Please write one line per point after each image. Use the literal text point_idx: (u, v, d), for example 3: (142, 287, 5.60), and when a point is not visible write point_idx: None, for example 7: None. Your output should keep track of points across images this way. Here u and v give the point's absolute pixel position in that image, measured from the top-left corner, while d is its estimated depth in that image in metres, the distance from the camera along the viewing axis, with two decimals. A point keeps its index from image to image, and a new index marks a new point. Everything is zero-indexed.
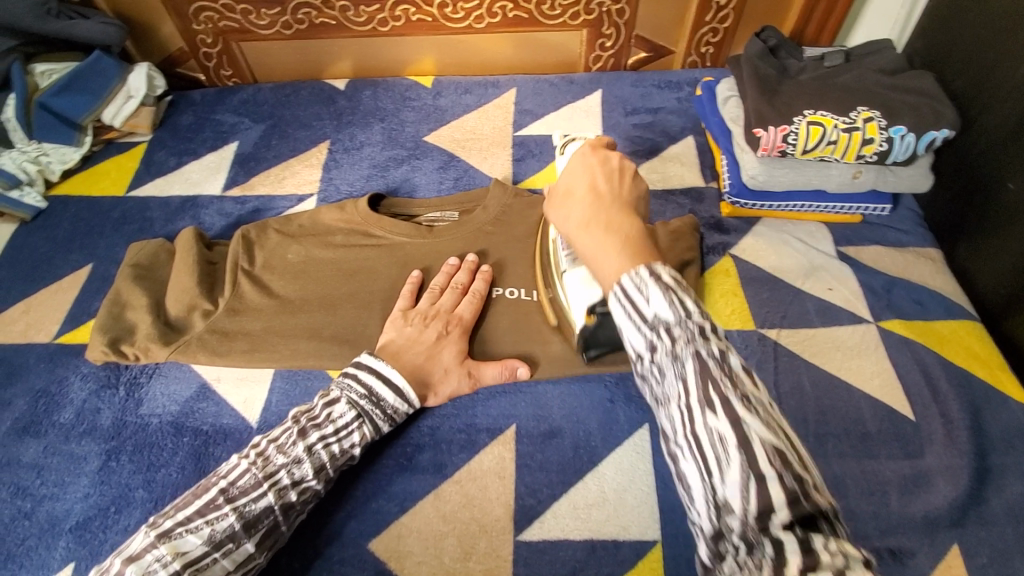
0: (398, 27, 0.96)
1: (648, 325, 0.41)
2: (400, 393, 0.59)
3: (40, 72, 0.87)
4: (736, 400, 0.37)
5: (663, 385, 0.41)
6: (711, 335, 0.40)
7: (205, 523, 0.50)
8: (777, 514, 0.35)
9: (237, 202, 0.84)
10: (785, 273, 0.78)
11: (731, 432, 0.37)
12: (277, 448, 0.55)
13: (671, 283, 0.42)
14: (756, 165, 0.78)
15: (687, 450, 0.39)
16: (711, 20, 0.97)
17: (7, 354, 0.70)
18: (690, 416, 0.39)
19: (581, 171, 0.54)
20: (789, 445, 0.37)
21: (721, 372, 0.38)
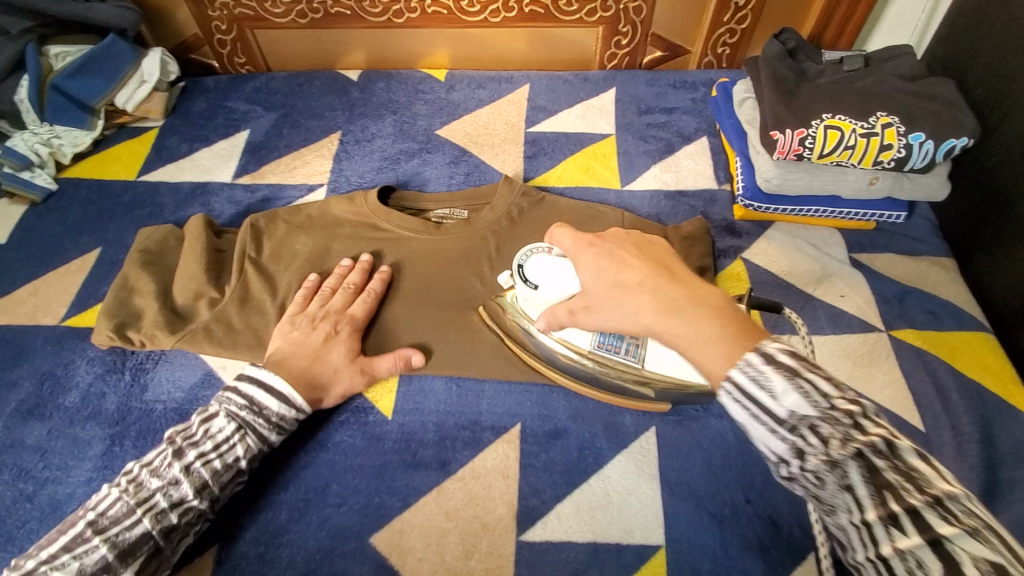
0: (413, 19, 0.95)
1: (784, 426, 0.42)
2: (286, 399, 0.59)
3: (54, 54, 0.87)
4: (925, 509, 0.36)
5: (825, 492, 0.41)
6: (863, 424, 0.39)
7: (73, 558, 0.49)
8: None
9: (247, 190, 0.83)
10: (796, 279, 0.77)
11: (927, 550, 0.35)
12: (151, 471, 0.54)
13: (793, 371, 0.42)
14: (771, 168, 0.77)
15: (878, 573, 0.37)
16: (729, 20, 0.96)
17: (15, 335, 0.70)
18: (873, 536, 0.38)
19: (605, 264, 0.52)
20: (1003, 555, 0.33)
21: (898, 477, 0.37)
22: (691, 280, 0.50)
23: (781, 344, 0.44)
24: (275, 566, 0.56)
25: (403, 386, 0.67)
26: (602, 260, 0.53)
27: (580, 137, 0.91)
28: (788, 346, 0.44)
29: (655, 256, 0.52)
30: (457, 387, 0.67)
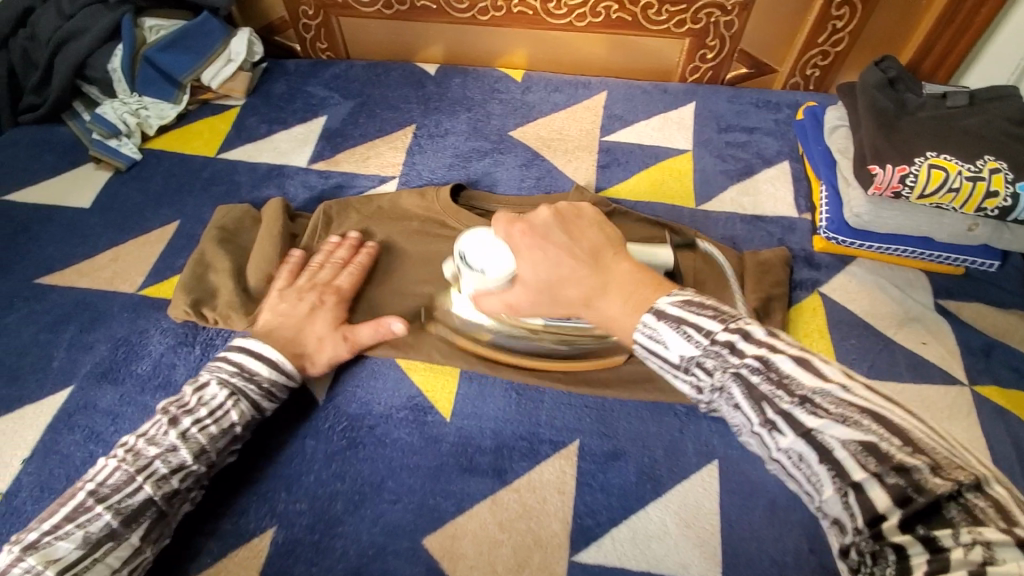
0: (498, 17, 0.94)
1: (680, 368, 0.46)
2: (276, 366, 0.60)
3: (149, 26, 0.89)
4: (796, 410, 0.39)
5: (731, 417, 0.44)
6: (741, 350, 0.43)
7: (75, 527, 0.51)
8: (888, 519, 0.35)
9: (321, 176, 0.84)
10: (877, 320, 0.73)
11: (807, 448, 0.39)
12: (148, 440, 0.55)
13: (680, 317, 0.46)
14: (863, 203, 0.73)
15: (785, 477, 0.41)
16: (823, 43, 0.92)
17: (94, 299, 0.72)
18: (765, 442, 0.41)
19: (535, 253, 0.56)
20: (875, 434, 0.37)
21: (769, 387, 0.41)
22: (608, 257, 0.54)
23: (676, 297, 0.47)
24: (327, 557, 0.56)
25: (462, 388, 0.67)
26: (532, 250, 0.56)
27: (656, 150, 0.89)
28: (686, 293, 0.48)
29: (583, 237, 0.56)
30: (517, 395, 0.66)
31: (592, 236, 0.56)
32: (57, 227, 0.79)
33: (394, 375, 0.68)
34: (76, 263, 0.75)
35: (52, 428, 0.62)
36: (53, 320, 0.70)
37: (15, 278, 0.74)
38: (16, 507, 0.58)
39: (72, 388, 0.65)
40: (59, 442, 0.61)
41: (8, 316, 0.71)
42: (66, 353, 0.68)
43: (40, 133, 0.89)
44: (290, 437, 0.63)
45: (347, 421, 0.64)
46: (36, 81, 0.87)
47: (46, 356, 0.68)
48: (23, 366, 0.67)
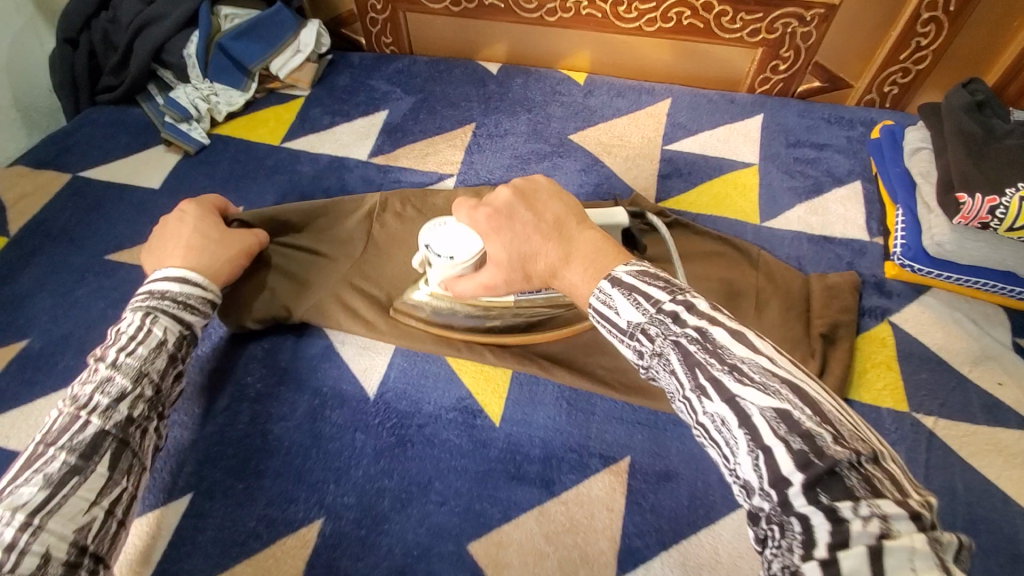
0: (565, 19, 0.93)
1: (626, 334, 0.45)
2: (184, 279, 0.62)
3: (224, 15, 0.91)
4: (724, 377, 0.38)
5: (664, 383, 0.43)
6: (684, 320, 0.42)
7: (34, 473, 0.48)
8: (793, 485, 0.34)
9: (380, 170, 0.85)
10: (951, 356, 0.69)
11: (730, 413, 0.37)
12: (81, 384, 0.54)
13: (632, 284, 0.45)
14: (946, 232, 0.69)
15: (706, 442, 0.40)
16: (905, 59, 0.87)
17: None
18: (692, 407, 0.40)
19: (494, 231, 0.55)
20: (789, 403, 0.36)
21: (703, 355, 0.40)
22: (572, 227, 0.52)
23: (632, 267, 0.47)
24: (373, 553, 0.56)
25: (512, 393, 0.66)
26: (499, 230, 0.55)
27: (720, 162, 0.86)
28: (642, 267, 0.47)
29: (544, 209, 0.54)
30: (569, 404, 0.65)
31: (557, 208, 0.54)
32: (128, 206, 0.81)
33: (447, 375, 0.67)
34: (144, 242, 0.77)
35: None
36: (120, 296, 0.73)
37: (87, 253, 0.77)
38: None
39: None
40: None
41: (79, 290, 0.73)
42: None
43: (115, 113, 0.92)
44: (341, 430, 0.63)
45: (397, 418, 0.64)
46: (115, 63, 0.91)
47: (112, 331, 0.70)
48: (90, 340, 0.69)
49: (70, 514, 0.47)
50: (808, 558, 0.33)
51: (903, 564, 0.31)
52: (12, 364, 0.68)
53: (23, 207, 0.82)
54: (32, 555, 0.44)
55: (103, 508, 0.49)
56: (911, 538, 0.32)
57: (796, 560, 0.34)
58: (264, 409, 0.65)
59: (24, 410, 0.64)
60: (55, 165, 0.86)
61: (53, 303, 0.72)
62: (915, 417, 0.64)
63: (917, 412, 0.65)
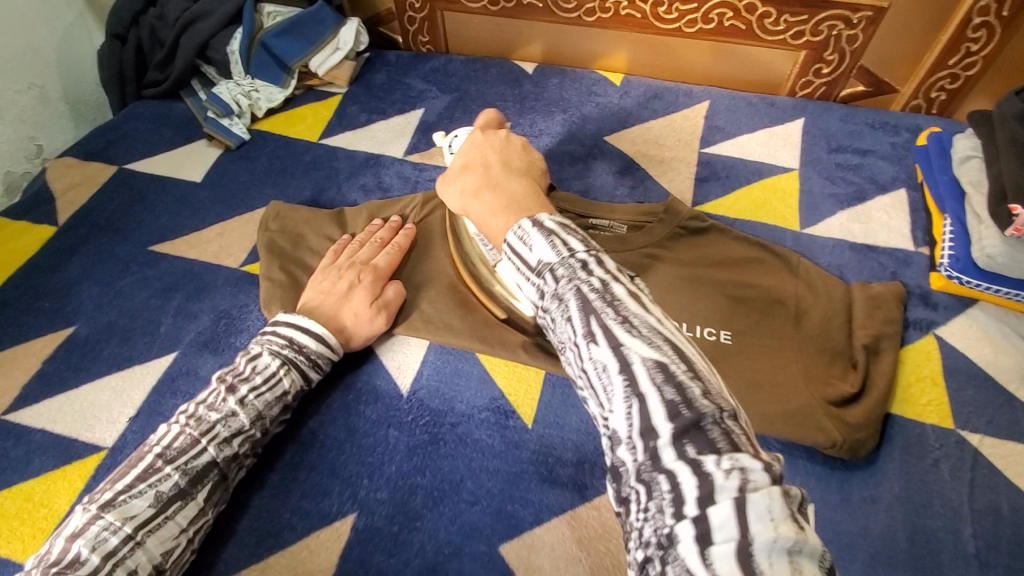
0: (604, 19, 0.92)
1: (534, 272, 0.45)
2: (322, 339, 0.63)
3: (267, 12, 0.93)
4: (616, 326, 0.40)
5: (559, 335, 0.44)
6: (591, 267, 0.43)
7: (147, 487, 0.52)
8: (660, 436, 0.36)
9: (416, 168, 0.85)
10: (999, 373, 0.66)
11: (612, 360, 0.39)
12: (207, 407, 0.57)
13: (552, 229, 0.46)
14: (997, 243, 0.66)
15: (589, 394, 0.41)
16: (955, 64, 0.85)
17: (200, 271, 0.75)
18: (579, 354, 0.41)
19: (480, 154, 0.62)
20: (668, 357, 0.38)
21: (600, 302, 0.41)
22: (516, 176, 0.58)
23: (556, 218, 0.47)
24: (405, 550, 0.56)
25: (544, 396, 0.66)
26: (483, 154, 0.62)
27: (759, 166, 0.85)
28: (566, 220, 0.47)
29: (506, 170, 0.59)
30: None
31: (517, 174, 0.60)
32: (171, 199, 0.83)
33: (478, 374, 0.67)
34: (186, 235, 0.79)
35: (157, 391, 0.66)
36: (163, 287, 0.74)
37: (132, 244, 0.79)
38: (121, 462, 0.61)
39: (177, 354, 0.69)
40: (163, 405, 0.65)
41: (124, 280, 0.75)
42: (173, 321, 0.71)
43: (160, 108, 0.95)
44: (375, 426, 0.64)
45: (430, 416, 0.64)
46: (161, 59, 0.93)
47: (155, 321, 0.72)
48: (134, 329, 0.71)
49: (163, 536, 0.51)
50: (672, 511, 0.35)
51: (761, 516, 0.33)
52: (60, 350, 0.70)
53: (71, 197, 0.84)
54: (124, 568, 0.48)
55: (187, 536, 0.53)
56: (768, 492, 0.33)
57: (666, 522, 0.35)
58: (300, 402, 0.66)
59: (71, 396, 0.66)
60: (102, 157, 0.89)
61: (99, 292, 0.74)
62: (959, 435, 0.62)
63: (962, 430, 0.63)
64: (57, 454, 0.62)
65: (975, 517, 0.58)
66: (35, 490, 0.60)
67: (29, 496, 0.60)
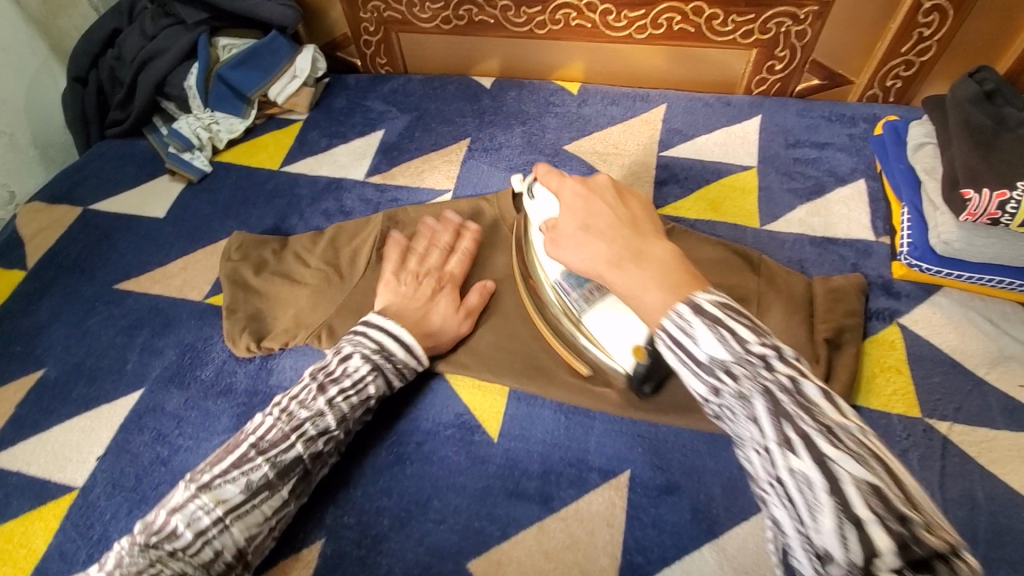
0: (555, 31, 0.93)
1: (704, 368, 0.41)
2: (410, 350, 0.63)
3: (222, 45, 0.94)
4: (816, 434, 0.36)
5: (738, 430, 0.41)
6: (775, 366, 0.39)
7: (240, 474, 0.53)
8: (880, 560, 0.33)
9: (378, 189, 0.85)
10: (964, 357, 0.66)
11: (817, 471, 0.35)
12: (299, 403, 0.58)
13: (719, 317, 0.42)
14: (954, 230, 0.66)
15: (776, 500, 0.38)
16: (907, 52, 0.85)
17: (164, 305, 0.76)
18: (772, 461, 0.38)
19: (579, 203, 0.54)
20: (881, 477, 0.35)
21: (795, 407, 0.37)
22: (637, 225, 0.51)
23: (715, 297, 0.43)
24: (374, 574, 0.56)
25: (509, 408, 0.65)
26: (587, 226, 0.52)
27: (718, 166, 0.85)
28: (727, 300, 0.43)
29: (597, 208, 0.53)
30: (565, 417, 0.64)
31: (642, 211, 0.53)
32: (136, 236, 0.84)
33: (442, 389, 0.67)
34: (151, 270, 0.79)
35: (125, 428, 0.66)
36: (128, 324, 0.75)
37: (98, 283, 0.79)
38: (92, 502, 0.61)
39: (144, 391, 0.69)
40: (130, 442, 0.65)
41: (90, 320, 0.75)
42: (139, 358, 0.71)
43: (124, 146, 0.96)
44: (341, 449, 0.64)
45: (394, 435, 0.64)
46: (121, 98, 0.94)
47: (121, 359, 0.72)
48: (101, 368, 0.71)
49: (250, 523, 0.52)
50: None
51: None
52: (29, 394, 0.70)
53: (39, 241, 0.85)
54: (211, 547, 0.50)
55: (269, 525, 0.54)
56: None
57: None
58: None
59: (41, 439, 0.66)
60: (68, 198, 0.89)
61: (66, 333, 0.75)
62: (927, 423, 0.62)
63: (930, 418, 0.62)
64: (28, 497, 0.62)
65: (948, 506, 0.57)
66: (14, 531, 0.60)
67: (10, 538, 0.60)
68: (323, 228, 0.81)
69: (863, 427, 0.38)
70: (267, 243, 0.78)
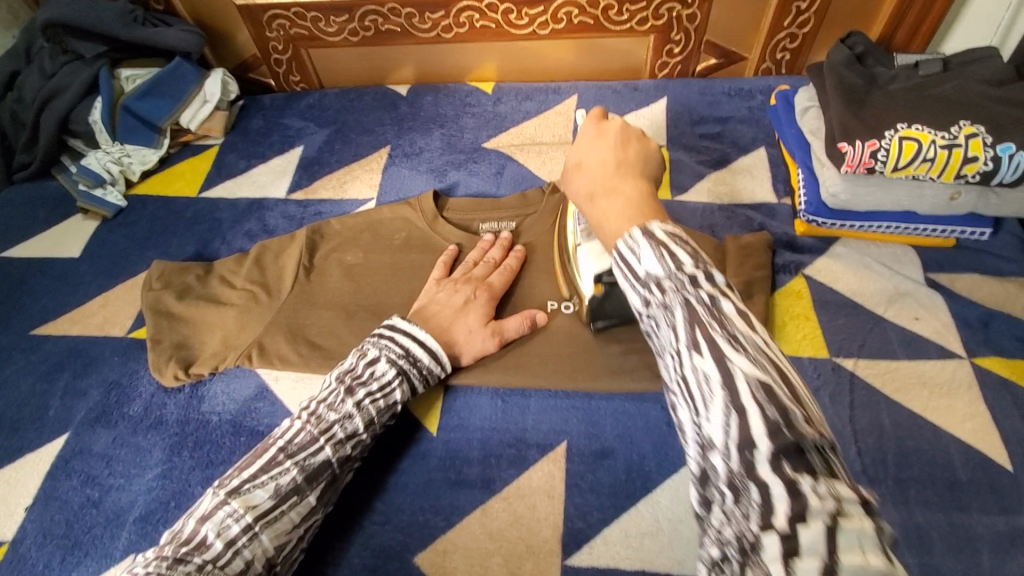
0: (462, 34, 0.96)
1: (641, 282, 0.40)
2: (434, 355, 0.62)
3: (125, 77, 0.92)
4: (721, 338, 0.35)
5: (661, 335, 0.40)
6: (702, 282, 0.37)
7: (269, 478, 0.52)
8: (759, 451, 0.33)
9: (300, 205, 0.85)
10: (865, 299, 0.71)
11: (716, 371, 0.35)
12: (327, 406, 0.57)
13: (664, 239, 0.39)
14: (838, 182, 0.72)
15: (682, 398, 0.38)
16: (789, 25, 0.91)
17: (87, 345, 0.74)
18: (681, 363, 0.37)
19: (589, 144, 0.51)
20: (775, 379, 0.33)
21: (706, 315, 0.36)
22: (630, 175, 0.48)
23: (668, 225, 0.41)
24: None
25: (447, 402, 0.66)
26: (582, 170, 0.50)
27: None
28: (677, 228, 0.41)
29: (600, 149, 0.50)
30: (502, 401, 0.66)
31: (638, 154, 0.50)
32: (51, 278, 0.81)
33: None
34: (70, 311, 0.77)
35: (52, 475, 0.64)
36: (49, 368, 0.72)
37: (15, 331, 0.76)
38: (21, 555, 0.59)
39: (70, 434, 0.67)
40: (58, 489, 0.63)
41: (9, 369, 0.73)
42: (64, 401, 0.69)
43: (33, 190, 0.93)
44: None
45: None
46: (25, 141, 0.91)
47: (44, 405, 0.69)
48: (24, 417, 0.69)
49: (279, 530, 0.51)
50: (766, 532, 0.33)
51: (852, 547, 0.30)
52: None
53: None
54: (242, 557, 0.49)
55: (299, 532, 0.53)
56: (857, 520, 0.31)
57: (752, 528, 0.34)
58: None
59: None
60: None
61: None
62: (835, 362, 0.67)
63: (837, 357, 0.67)
64: None
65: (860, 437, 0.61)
66: None
67: None
68: (247, 248, 0.80)
69: (772, 341, 0.36)
70: (189, 269, 0.77)
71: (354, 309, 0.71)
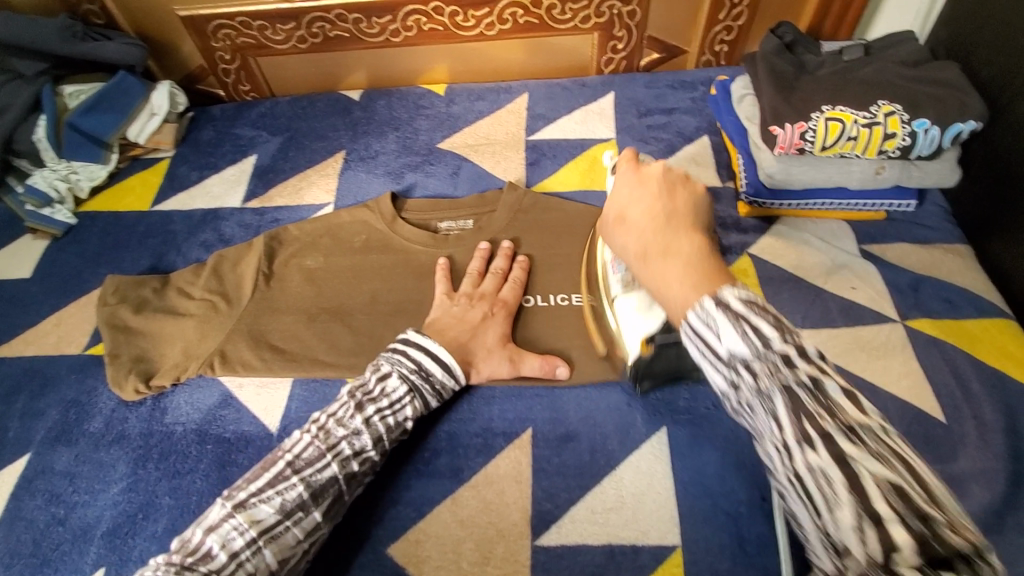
0: (411, 37, 0.97)
1: (724, 362, 0.41)
2: (448, 369, 0.62)
3: (68, 93, 0.91)
4: (837, 433, 0.36)
5: (754, 421, 0.41)
6: (796, 362, 0.38)
7: (276, 493, 0.53)
8: (900, 555, 0.32)
9: (256, 213, 0.85)
10: (805, 272, 0.76)
11: (835, 469, 0.35)
12: (337, 420, 0.57)
13: (741, 308, 0.40)
14: (773, 163, 0.76)
15: (795, 494, 0.38)
16: (724, 18, 0.96)
17: (41, 365, 0.72)
18: (789, 456, 0.38)
19: (631, 190, 0.54)
20: (904, 478, 0.34)
21: (814, 406, 0.37)
22: (684, 227, 0.49)
23: (741, 290, 0.41)
24: None
25: None
26: (624, 224, 0.53)
27: (581, 142, 0.92)
28: (750, 292, 0.41)
29: (648, 197, 0.52)
30: (466, 394, 0.67)
31: (686, 203, 0.51)
32: (1, 300, 0.79)
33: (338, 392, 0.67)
34: (23, 332, 0.76)
35: (14, 496, 0.63)
36: (4, 391, 0.71)
37: None
38: None
39: (29, 455, 0.65)
40: (22, 509, 0.62)
41: None
42: (21, 423, 0.68)
43: None
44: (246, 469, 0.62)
45: None
46: None
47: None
48: None
49: (284, 546, 0.51)
50: None
51: None
52: None
53: None
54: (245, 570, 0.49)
55: (304, 547, 0.53)
56: None
57: None
58: None
59: None
60: None
61: None
62: None
63: None
64: None
65: None
66: None
67: None
68: (204, 259, 0.80)
69: (879, 421, 0.37)
70: (144, 281, 0.76)
71: (316, 313, 0.72)
